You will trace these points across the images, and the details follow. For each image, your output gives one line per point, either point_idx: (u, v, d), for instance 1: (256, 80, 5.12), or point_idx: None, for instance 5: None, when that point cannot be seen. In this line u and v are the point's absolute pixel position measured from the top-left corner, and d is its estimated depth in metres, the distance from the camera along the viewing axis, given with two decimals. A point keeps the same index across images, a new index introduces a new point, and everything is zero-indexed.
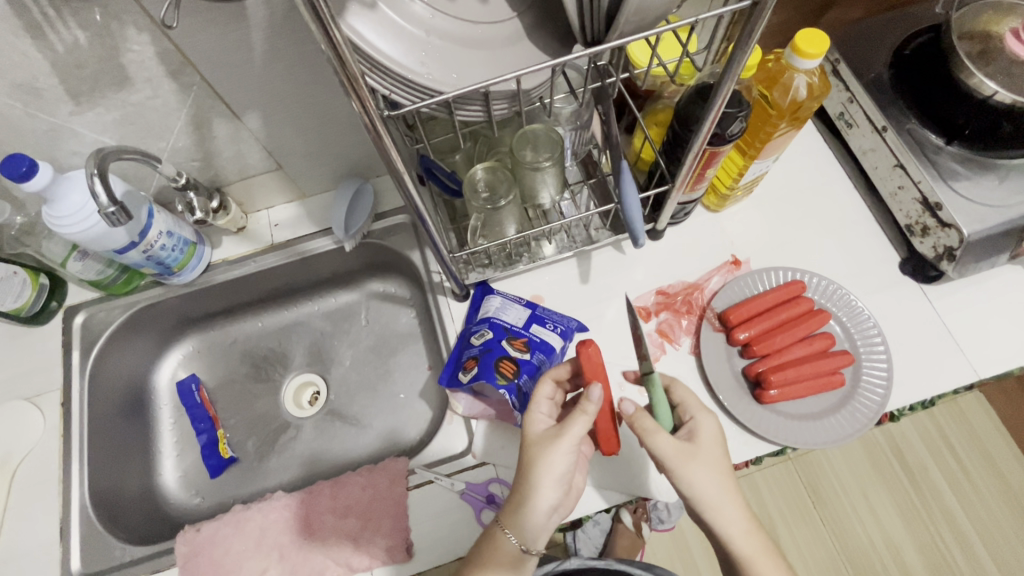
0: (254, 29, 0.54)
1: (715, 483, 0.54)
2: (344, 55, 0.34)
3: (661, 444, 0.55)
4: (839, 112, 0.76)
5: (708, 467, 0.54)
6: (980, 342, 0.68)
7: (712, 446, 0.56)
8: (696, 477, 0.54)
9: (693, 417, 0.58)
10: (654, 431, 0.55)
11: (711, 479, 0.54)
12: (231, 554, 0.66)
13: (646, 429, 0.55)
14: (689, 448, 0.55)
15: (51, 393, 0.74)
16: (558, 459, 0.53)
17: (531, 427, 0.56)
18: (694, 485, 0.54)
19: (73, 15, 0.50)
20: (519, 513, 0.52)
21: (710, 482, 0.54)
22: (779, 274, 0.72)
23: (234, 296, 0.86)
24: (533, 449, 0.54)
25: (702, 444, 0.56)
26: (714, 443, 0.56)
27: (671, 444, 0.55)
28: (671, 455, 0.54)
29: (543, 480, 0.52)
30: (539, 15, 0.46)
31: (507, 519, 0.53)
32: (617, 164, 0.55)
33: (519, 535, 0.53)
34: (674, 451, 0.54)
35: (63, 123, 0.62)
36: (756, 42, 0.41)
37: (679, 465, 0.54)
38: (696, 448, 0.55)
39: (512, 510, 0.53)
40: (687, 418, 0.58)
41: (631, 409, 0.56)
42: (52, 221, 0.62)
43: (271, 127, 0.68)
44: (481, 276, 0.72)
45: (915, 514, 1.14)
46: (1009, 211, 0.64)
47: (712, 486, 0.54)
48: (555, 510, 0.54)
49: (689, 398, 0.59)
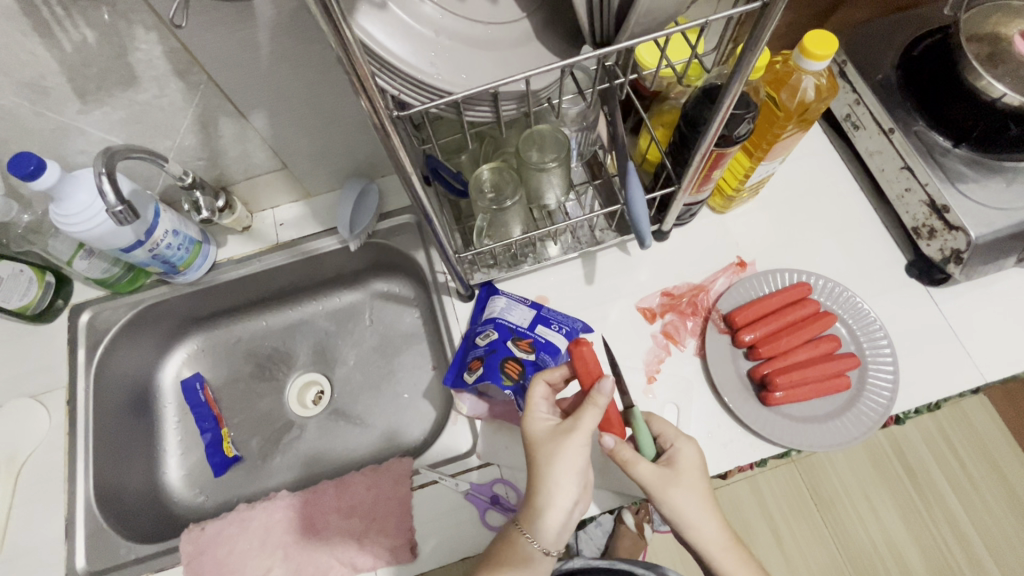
0: (262, 29, 0.54)
1: (697, 510, 0.54)
2: (355, 55, 0.34)
3: (639, 471, 0.54)
4: (846, 114, 0.76)
5: (690, 493, 0.54)
6: (987, 346, 0.68)
7: (693, 473, 0.56)
8: (677, 503, 0.54)
9: (673, 444, 0.57)
10: (634, 461, 0.54)
11: (693, 505, 0.54)
12: (236, 553, 0.66)
13: (626, 459, 0.54)
14: (669, 475, 0.54)
15: (56, 391, 0.74)
16: (573, 456, 0.52)
17: (536, 429, 0.55)
18: (676, 510, 0.54)
19: (81, 14, 0.51)
20: (539, 515, 0.52)
21: (691, 507, 0.54)
22: (784, 275, 0.72)
23: (239, 295, 0.86)
24: (544, 451, 0.53)
25: (682, 470, 0.55)
26: (694, 470, 0.56)
27: (649, 470, 0.54)
28: (651, 481, 0.54)
29: (561, 480, 0.52)
30: (548, 15, 0.46)
31: (526, 521, 0.53)
32: (623, 165, 0.55)
33: (541, 535, 0.53)
34: (653, 477, 0.54)
35: (70, 121, 0.62)
36: (766, 43, 0.41)
37: (659, 492, 0.54)
38: (676, 475, 0.55)
39: (531, 513, 0.53)
40: (667, 447, 0.57)
41: (612, 443, 0.54)
42: (58, 219, 0.62)
43: (277, 127, 0.68)
44: (486, 276, 0.72)
45: (917, 517, 1.14)
46: (1016, 214, 0.63)
47: (695, 513, 0.54)
48: (575, 506, 0.54)
49: (666, 428, 0.58)
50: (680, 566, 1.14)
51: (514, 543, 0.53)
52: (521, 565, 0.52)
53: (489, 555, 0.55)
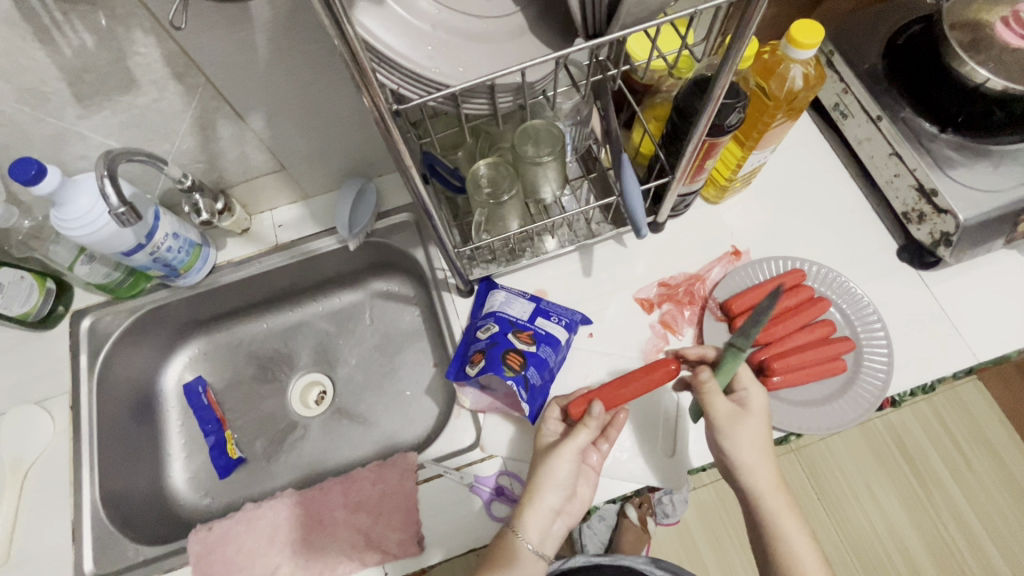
0: (258, 30, 0.55)
1: (755, 448, 0.57)
2: (358, 52, 0.35)
3: (716, 400, 0.57)
4: (834, 103, 0.78)
5: (753, 432, 0.57)
6: (978, 327, 0.69)
7: (757, 416, 0.58)
8: (743, 441, 0.57)
9: (746, 387, 0.59)
10: (714, 392, 0.57)
11: (753, 445, 0.57)
12: (244, 551, 0.66)
13: (708, 387, 0.57)
14: (737, 412, 0.57)
15: (60, 396, 0.74)
16: (558, 466, 0.57)
17: (539, 442, 0.61)
18: (738, 445, 0.57)
19: (81, 19, 0.51)
20: (527, 510, 0.57)
21: (751, 445, 0.57)
22: (779, 263, 0.73)
23: (238, 297, 0.87)
24: (540, 456, 0.59)
25: (751, 410, 0.58)
26: (762, 415, 0.58)
27: (725, 405, 0.57)
28: (721, 413, 0.57)
29: (545, 484, 0.57)
30: (541, 9, 0.47)
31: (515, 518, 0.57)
32: (618, 157, 0.57)
33: (527, 531, 0.56)
34: (724, 408, 0.57)
35: (70, 126, 0.62)
36: (752, 33, 0.42)
37: (726, 426, 0.57)
38: (743, 414, 0.58)
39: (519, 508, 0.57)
40: (740, 389, 0.59)
41: (704, 375, 0.57)
42: (60, 224, 0.62)
43: (274, 128, 0.69)
44: (485, 271, 0.73)
45: (918, 503, 1.15)
46: (1003, 195, 0.65)
47: (752, 451, 0.57)
48: (557, 514, 0.58)
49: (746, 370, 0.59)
50: (685, 560, 1.15)
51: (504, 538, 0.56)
52: (507, 561, 0.54)
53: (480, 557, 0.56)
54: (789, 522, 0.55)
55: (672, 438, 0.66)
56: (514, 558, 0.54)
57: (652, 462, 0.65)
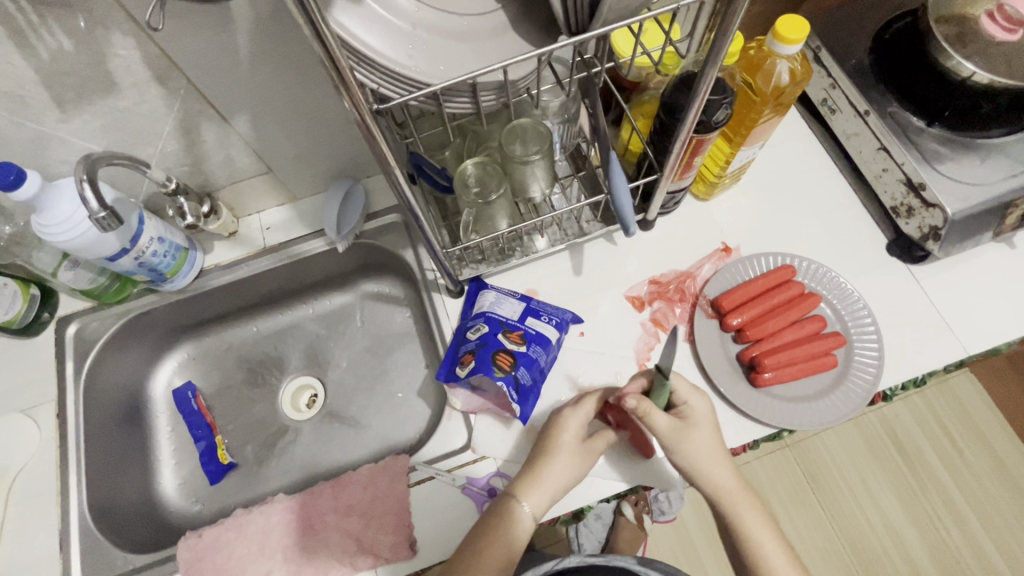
0: (239, 31, 0.54)
1: (709, 457, 0.56)
2: (336, 52, 0.35)
3: (656, 421, 0.56)
4: (822, 98, 0.77)
5: (703, 443, 0.56)
6: (967, 321, 0.69)
7: (706, 425, 0.57)
8: (695, 452, 0.56)
9: (687, 400, 0.58)
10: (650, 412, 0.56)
11: (705, 454, 0.56)
12: (234, 558, 0.66)
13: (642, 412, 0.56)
14: (681, 426, 0.56)
15: (47, 404, 0.73)
16: (580, 471, 0.59)
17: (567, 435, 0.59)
18: (692, 459, 0.56)
19: (58, 22, 0.50)
20: (544, 495, 0.56)
21: (703, 456, 0.56)
22: (768, 259, 0.73)
23: (227, 301, 0.86)
24: (566, 447, 0.59)
25: (695, 420, 0.57)
26: (709, 423, 0.58)
27: (665, 422, 0.56)
28: (666, 433, 0.56)
29: (563, 477, 0.57)
30: (523, 7, 0.46)
31: (533, 495, 0.56)
32: (605, 155, 0.57)
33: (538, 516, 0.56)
34: (667, 426, 0.56)
35: (50, 131, 0.62)
36: (737, 29, 0.42)
37: (673, 443, 0.56)
38: (691, 427, 0.57)
39: (537, 486, 0.56)
40: (681, 403, 0.58)
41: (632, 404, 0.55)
42: (42, 230, 0.61)
43: (259, 130, 0.68)
44: (475, 271, 0.72)
45: (912, 496, 1.16)
46: (991, 189, 0.65)
47: (706, 460, 0.56)
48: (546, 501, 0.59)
49: (684, 385, 0.58)
50: (681, 557, 1.15)
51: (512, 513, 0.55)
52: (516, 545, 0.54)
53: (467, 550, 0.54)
54: (755, 521, 0.55)
55: None
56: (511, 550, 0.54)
57: (645, 460, 0.65)
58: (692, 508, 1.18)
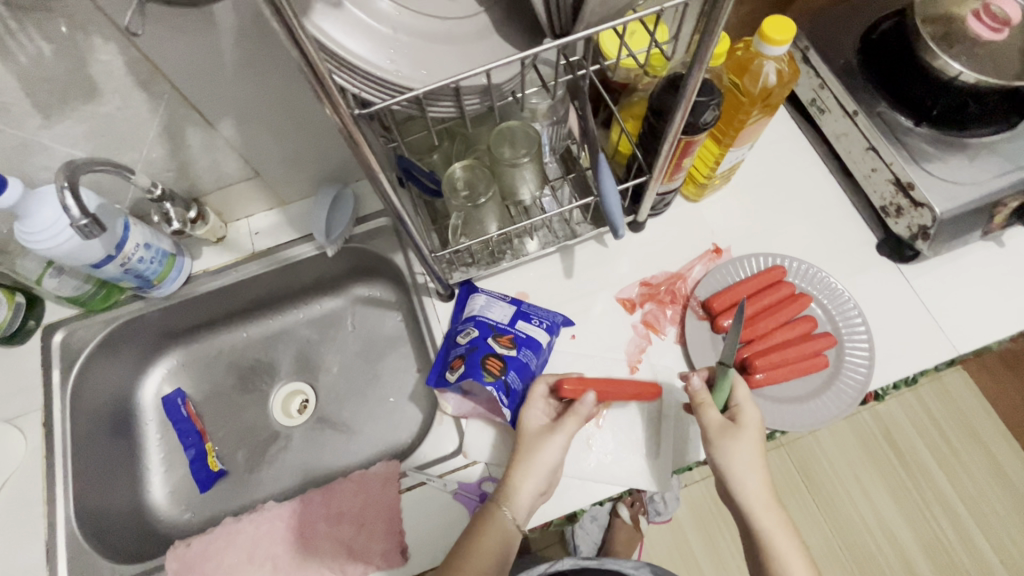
0: (223, 35, 0.54)
1: (749, 464, 0.55)
2: (314, 58, 0.34)
3: (708, 415, 0.58)
4: (811, 98, 0.77)
5: (746, 450, 0.56)
6: (957, 320, 0.70)
7: (752, 433, 0.57)
8: (734, 456, 0.55)
9: (740, 403, 0.59)
10: (705, 403, 0.58)
11: (745, 460, 0.55)
12: (224, 567, 0.65)
13: (701, 400, 0.59)
14: (730, 428, 0.57)
15: (33, 413, 0.72)
16: (552, 452, 0.58)
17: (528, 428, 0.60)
18: (731, 462, 0.55)
19: (37, 27, 0.50)
20: (519, 492, 0.56)
21: (742, 461, 0.55)
22: (758, 260, 0.73)
23: (216, 307, 0.85)
24: (530, 438, 0.59)
25: (744, 424, 0.57)
26: (755, 432, 0.57)
27: (716, 418, 0.57)
28: (714, 429, 0.57)
29: (539, 469, 0.57)
30: (507, 9, 0.46)
31: (505, 496, 0.56)
32: (594, 157, 0.57)
33: (518, 512, 0.56)
34: (717, 424, 0.57)
35: (31, 137, 0.61)
36: (721, 30, 0.42)
37: (717, 441, 0.56)
38: (738, 430, 0.56)
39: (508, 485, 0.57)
40: (734, 405, 0.59)
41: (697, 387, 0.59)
42: (24, 238, 0.61)
43: (245, 134, 0.68)
44: (465, 275, 0.72)
45: (906, 494, 1.16)
46: (980, 187, 0.65)
47: (744, 468, 0.55)
48: (538, 497, 0.58)
49: (743, 387, 0.59)
50: (677, 557, 1.15)
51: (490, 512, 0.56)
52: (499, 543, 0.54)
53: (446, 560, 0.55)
54: (781, 539, 0.54)
55: (656, 440, 0.65)
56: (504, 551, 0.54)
57: (639, 463, 0.64)
58: (688, 510, 1.18)
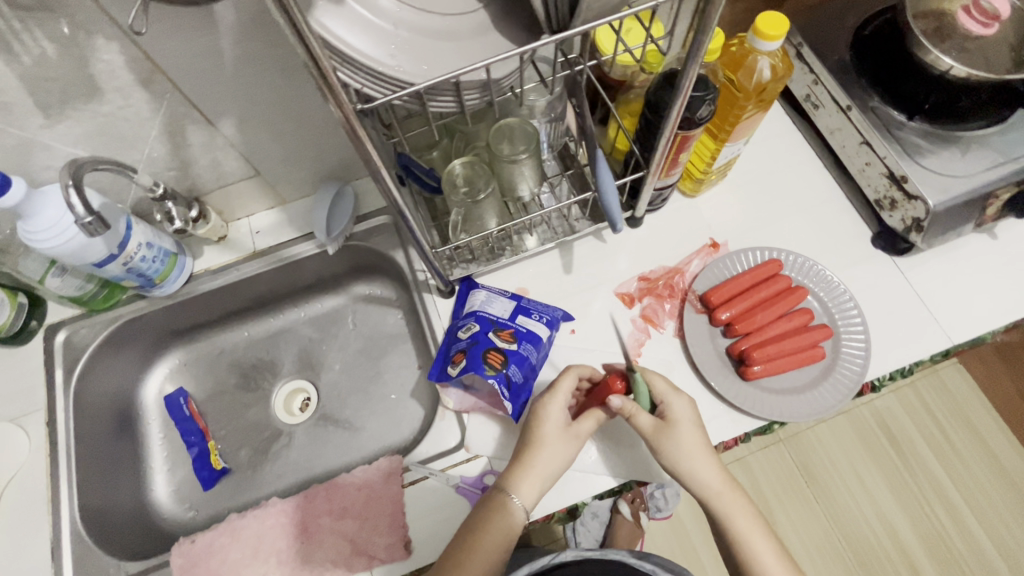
0: (223, 34, 0.54)
1: (695, 455, 0.57)
2: (318, 54, 0.35)
3: (640, 421, 0.58)
4: (805, 94, 0.78)
5: (688, 441, 0.57)
6: (952, 311, 0.70)
7: (688, 425, 0.58)
8: (679, 450, 0.57)
9: (667, 399, 0.60)
10: (635, 411, 0.58)
11: (693, 450, 0.57)
12: (228, 562, 0.66)
13: (629, 412, 0.58)
14: (664, 426, 0.58)
15: (36, 413, 0.72)
16: (565, 452, 0.58)
17: (549, 417, 0.60)
18: (680, 457, 0.57)
19: (40, 27, 0.50)
20: (525, 480, 0.57)
21: (693, 451, 0.57)
22: (755, 254, 0.74)
23: (218, 306, 0.86)
24: (546, 434, 0.59)
25: (677, 419, 0.58)
26: (694, 423, 0.59)
27: (648, 423, 0.58)
28: (649, 433, 0.58)
29: (550, 465, 0.58)
30: (505, 6, 0.47)
31: (512, 483, 0.57)
32: (592, 153, 0.58)
33: (527, 500, 0.56)
34: (651, 427, 0.58)
35: (33, 136, 0.61)
36: (715, 26, 0.43)
37: (657, 442, 0.57)
38: (675, 426, 0.58)
39: (517, 472, 0.57)
40: (661, 402, 0.60)
41: (620, 403, 0.58)
42: (27, 237, 0.61)
43: (246, 133, 0.68)
44: (466, 271, 0.73)
45: (903, 483, 1.17)
46: (972, 180, 0.66)
47: (696, 460, 0.57)
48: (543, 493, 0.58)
49: (660, 383, 0.60)
50: (677, 552, 1.16)
51: (501, 510, 0.55)
52: (509, 535, 0.54)
53: (448, 552, 0.54)
54: (744, 520, 0.56)
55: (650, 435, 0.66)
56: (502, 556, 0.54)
57: (639, 455, 0.65)
58: (688, 505, 1.19)
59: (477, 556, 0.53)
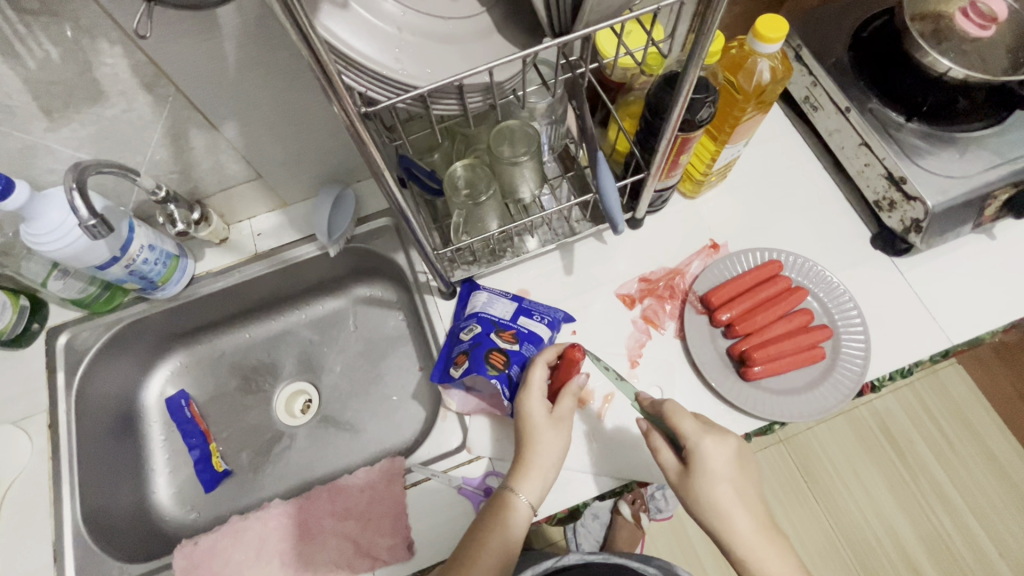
0: (226, 38, 0.55)
1: (724, 505, 0.55)
2: (323, 56, 0.35)
3: (665, 459, 0.58)
4: (805, 96, 0.79)
5: (714, 490, 0.55)
6: (951, 312, 0.71)
7: (718, 474, 0.55)
8: (702, 498, 0.55)
9: (697, 444, 0.56)
10: (660, 448, 0.59)
11: (724, 497, 0.55)
12: (231, 564, 0.66)
13: (653, 442, 0.59)
14: (686, 473, 0.56)
15: (38, 415, 0.72)
16: (558, 440, 0.59)
17: (533, 414, 0.59)
18: (708, 504, 0.55)
19: (44, 31, 0.50)
20: (526, 475, 0.57)
21: (721, 498, 0.55)
22: (757, 254, 0.74)
23: (219, 309, 0.86)
24: (536, 428, 0.59)
25: (700, 467, 0.55)
26: (729, 471, 0.56)
27: (671, 462, 0.58)
28: (671, 472, 0.58)
29: (548, 459, 0.58)
30: (508, 10, 0.47)
31: (514, 481, 0.57)
32: (593, 156, 0.58)
33: (531, 497, 0.57)
34: (675, 467, 0.57)
35: (37, 140, 0.61)
36: (715, 31, 0.43)
37: (680, 484, 0.57)
38: (700, 474, 0.55)
39: (517, 471, 0.58)
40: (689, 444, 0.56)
41: (643, 426, 0.60)
42: (31, 239, 0.61)
43: (248, 136, 0.69)
44: (466, 272, 0.73)
45: (906, 489, 1.18)
46: (969, 181, 0.66)
47: (724, 508, 0.55)
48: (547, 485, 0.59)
49: (688, 425, 0.57)
50: (678, 553, 1.16)
51: (509, 511, 0.56)
52: (516, 535, 0.55)
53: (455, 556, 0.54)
54: (781, 565, 0.54)
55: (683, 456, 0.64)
56: (505, 562, 0.53)
57: (641, 456, 0.65)
58: None
59: (484, 559, 0.53)
